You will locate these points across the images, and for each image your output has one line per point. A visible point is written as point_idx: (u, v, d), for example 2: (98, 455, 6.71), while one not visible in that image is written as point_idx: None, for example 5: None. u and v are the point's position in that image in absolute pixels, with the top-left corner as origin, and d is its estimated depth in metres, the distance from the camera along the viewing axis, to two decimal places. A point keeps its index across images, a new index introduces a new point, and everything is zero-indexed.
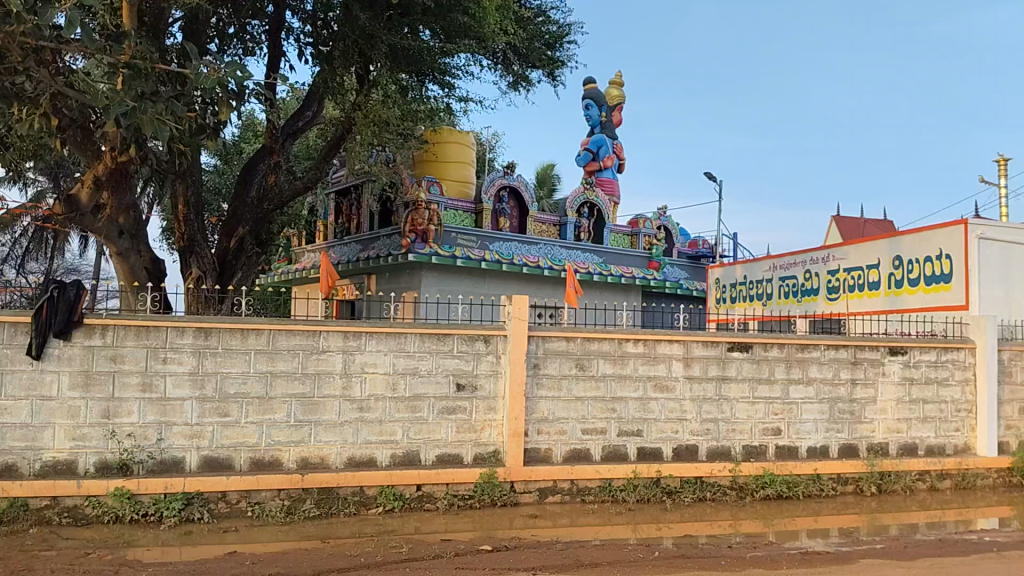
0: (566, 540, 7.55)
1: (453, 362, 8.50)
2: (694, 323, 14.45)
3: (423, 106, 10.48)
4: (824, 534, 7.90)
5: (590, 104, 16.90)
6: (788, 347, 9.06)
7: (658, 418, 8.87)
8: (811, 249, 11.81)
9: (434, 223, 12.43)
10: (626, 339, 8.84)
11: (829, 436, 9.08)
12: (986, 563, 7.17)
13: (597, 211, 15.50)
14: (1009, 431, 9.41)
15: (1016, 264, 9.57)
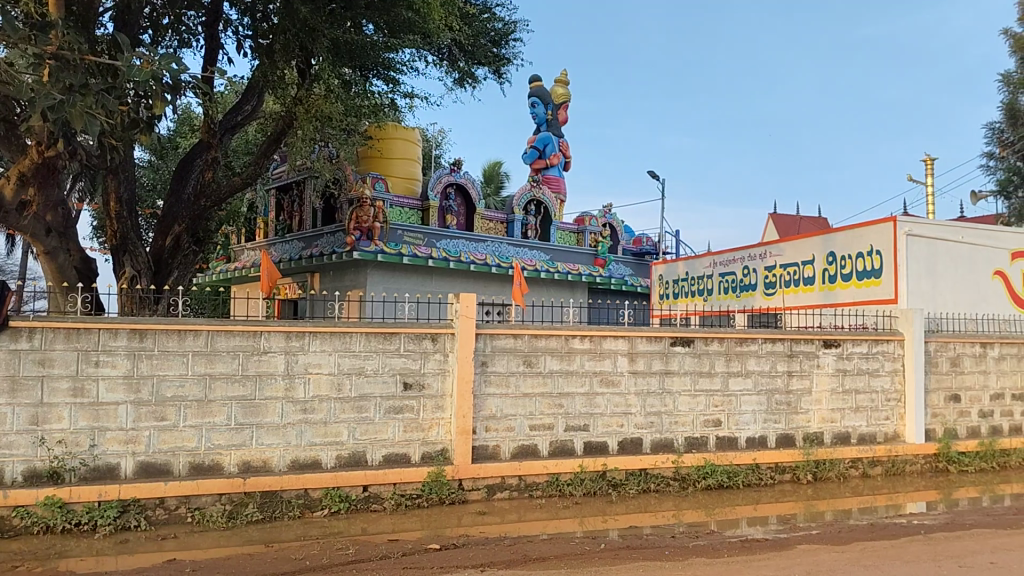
0: (513, 536, 7.58)
1: (400, 361, 8.43)
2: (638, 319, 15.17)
3: (366, 101, 10.43)
4: (763, 522, 8.15)
5: (535, 102, 16.98)
6: (728, 341, 9.29)
7: (604, 413, 8.99)
8: (749, 246, 12.14)
9: (379, 221, 12.28)
10: (573, 336, 8.92)
11: (767, 426, 9.35)
12: (913, 546, 7.54)
13: (542, 210, 15.58)
14: (935, 419, 9.83)
15: (942, 259, 10.00)
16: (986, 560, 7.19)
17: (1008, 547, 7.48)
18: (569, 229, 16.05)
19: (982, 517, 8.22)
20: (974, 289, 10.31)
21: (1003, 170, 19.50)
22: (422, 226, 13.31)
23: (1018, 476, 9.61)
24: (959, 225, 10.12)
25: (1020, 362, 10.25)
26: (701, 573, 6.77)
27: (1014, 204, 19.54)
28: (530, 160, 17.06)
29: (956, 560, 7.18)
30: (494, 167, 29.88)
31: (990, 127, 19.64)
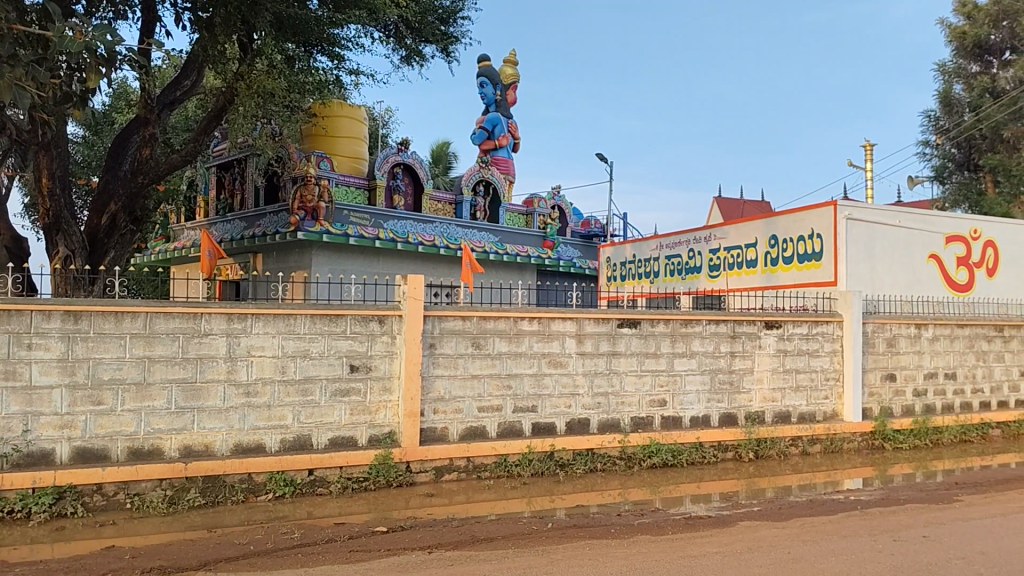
0: (461, 517, 7.57)
1: (346, 344, 8.32)
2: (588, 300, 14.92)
3: (310, 78, 10.26)
4: (706, 499, 8.30)
5: (485, 82, 16.85)
6: (673, 322, 9.39)
7: (552, 394, 9.02)
8: (694, 229, 12.32)
9: (325, 200, 12.07)
10: (521, 318, 8.91)
11: (710, 406, 9.52)
12: (850, 522, 7.77)
13: (492, 190, 15.53)
14: (872, 398, 10.11)
15: (879, 243, 10.27)
16: (919, 534, 7.45)
17: (939, 521, 7.76)
18: (519, 211, 16.01)
19: (916, 492, 8.49)
20: (909, 272, 10.59)
21: (937, 156, 19.94)
22: (369, 206, 13.15)
23: (949, 452, 9.96)
24: (897, 209, 10.39)
25: (953, 343, 10.58)
26: (646, 550, 6.88)
27: (948, 189, 20.11)
28: (479, 140, 16.95)
29: (891, 535, 7.42)
30: (444, 148, 29.63)
31: (927, 115, 20.17)
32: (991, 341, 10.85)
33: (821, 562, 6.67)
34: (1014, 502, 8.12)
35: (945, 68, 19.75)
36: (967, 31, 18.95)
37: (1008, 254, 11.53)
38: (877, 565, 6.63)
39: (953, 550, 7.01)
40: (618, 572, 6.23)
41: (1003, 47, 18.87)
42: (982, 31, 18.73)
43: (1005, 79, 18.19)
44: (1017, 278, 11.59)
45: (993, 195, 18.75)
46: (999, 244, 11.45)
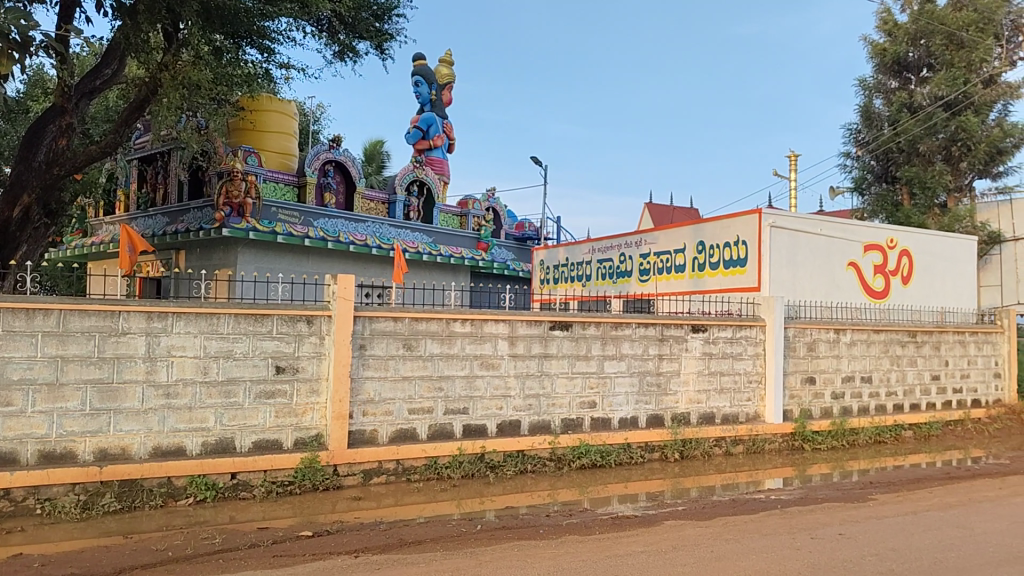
0: (389, 520, 7.47)
1: (272, 344, 8.12)
2: (519, 302, 14.72)
3: (238, 70, 10.05)
4: (633, 499, 8.41)
5: (419, 80, 16.66)
6: (604, 325, 9.51)
7: (484, 395, 9.00)
8: (625, 234, 12.55)
9: (252, 196, 11.81)
10: (454, 319, 8.85)
11: (638, 407, 9.66)
12: (770, 520, 8.00)
13: (426, 189, 15.54)
14: (792, 400, 10.44)
15: (801, 250, 10.62)
16: (835, 532, 7.72)
17: (854, 519, 8.05)
18: (453, 212, 16.02)
19: (833, 491, 8.77)
20: (829, 279, 10.97)
21: (857, 168, 20.70)
22: (299, 203, 12.95)
23: (864, 452, 10.35)
24: (818, 218, 10.77)
25: (869, 348, 11.00)
26: (574, 550, 6.92)
27: (868, 199, 20.86)
28: (412, 139, 16.89)
29: (809, 533, 7.67)
30: (377, 146, 29.28)
31: (849, 128, 20.82)
32: (905, 345, 11.33)
33: (742, 560, 6.83)
34: (924, 500, 8.47)
35: (867, 83, 20.42)
36: (888, 48, 19.66)
37: (922, 263, 12.06)
38: (795, 562, 6.83)
39: (867, 547, 7.28)
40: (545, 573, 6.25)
41: (920, 64, 19.61)
42: (901, 48, 19.45)
43: (920, 96, 18.84)
44: (930, 286, 12.12)
45: (908, 206, 19.54)
46: (914, 253, 11.97)
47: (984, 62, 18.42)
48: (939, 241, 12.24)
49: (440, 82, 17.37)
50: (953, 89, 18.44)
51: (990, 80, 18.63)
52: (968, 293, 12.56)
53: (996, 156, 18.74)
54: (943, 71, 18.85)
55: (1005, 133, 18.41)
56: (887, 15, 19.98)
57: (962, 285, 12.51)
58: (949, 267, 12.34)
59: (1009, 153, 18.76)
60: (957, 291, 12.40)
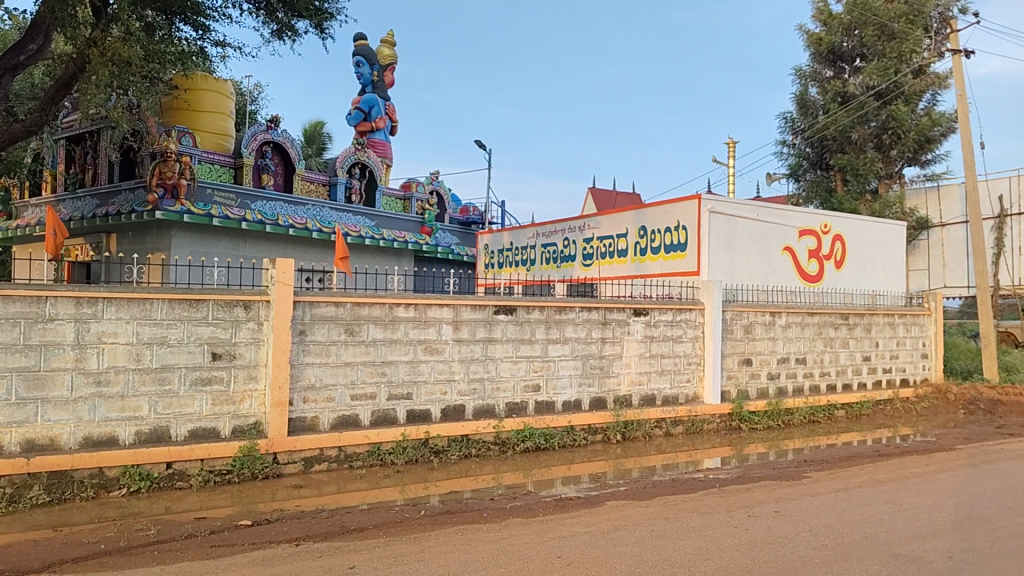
0: (330, 508, 7.36)
1: (207, 330, 7.89)
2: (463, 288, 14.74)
3: (171, 47, 9.64)
4: (576, 481, 8.49)
5: (360, 61, 16.51)
6: (548, 309, 9.55)
7: (427, 380, 8.93)
8: (569, 218, 12.64)
9: (186, 177, 11.52)
10: (397, 304, 8.73)
11: (581, 390, 9.75)
12: (708, 499, 8.18)
13: (369, 172, 15.41)
14: (730, 381, 10.69)
15: (738, 235, 10.88)
16: (772, 509, 7.93)
17: (790, 496, 8.28)
18: (397, 195, 15.89)
19: (769, 470, 9.00)
20: (764, 263, 11.27)
21: (794, 155, 21.20)
22: (236, 185, 12.67)
23: (799, 431, 10.66)
24: (755, 203, 11.05)
25: (803, 330, 11.32)
26: (518, 533, 6.96)
27: (803, 186, 21.47)
28: (355, 120, 16.65)
29: (747, 511, 7.87)
30: (317, 127, 28.71)
31: (785, 116, 21.34)
32: (838, 328, 11.69)
33: (682, 539, 6.96)
34: (856, 477, 8.75)
35: (803, 72, 20.95)
36: (823, 37, 20.16)
37: (854, 248, 12.49)
38: (732, 540, 6.99)
39: (802, 523, 7.51)
40: (489, 557, 6.25)
41: (853, 54, 20.19)
42: (835, 38, 19.99)
43: (853, 86, 19.40)
44: (860, 270, 12.56)
45: (841, 193, 20.19)
46: (846, 239, 12.39)
47: (914, 53, 19.11)
48: (870, 227, 12.68)
49: (382, 63, 17.18)
50: (884, 79, 19.05)
51: (920, 71, 19.28)
52: (897, 277, 13.05)
53: (924, 144, 19.48)
54: (876, 61, 19.41)
55: (933, 122, 19.02)
56: (822, 5, 20.47)
57: (892, 268, 12.98)
58: (879, 252, 12.82)
59: (937, 142, 19.44)
60: (886, 275, 12.87)
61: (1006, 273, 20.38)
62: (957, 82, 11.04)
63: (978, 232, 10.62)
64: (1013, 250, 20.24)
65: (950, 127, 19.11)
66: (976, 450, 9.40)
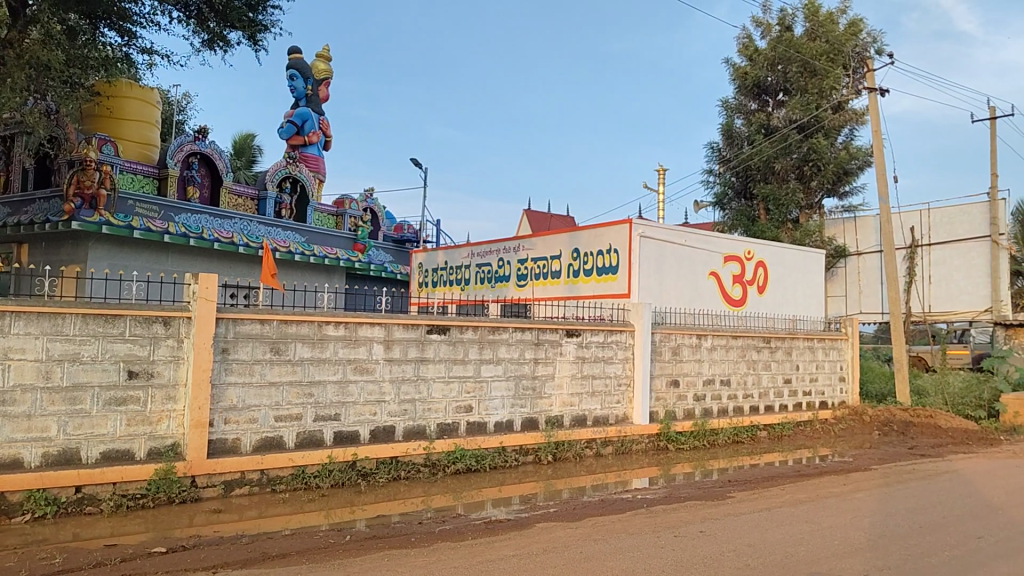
0: (251, 533, 7.07)
1: (124, 347, 7.52)
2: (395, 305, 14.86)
3: (95, 53, 9.35)
4: (506, 503, 8.43)
5: (295, 74, 16.46)
6: (481, 329, 9.52)
7: (356, 401, 8.72)
8: (504, 239, 12.71)
9: (106, 188, 11.10)
10: (326, 322, 8.53)
11: (513, 411, 9.74)
12: (635, 519, 8.25)
13: (300, 187, 15.35)
14: (658, 402, 10.87)
15: (666, 259, 11.20)
16: (697, 529, 8.06)
17: (714, 516, 8.43)
18: (330, 211, 15.93)
19: (695, 490, 9.14)
20: (691, 287, 11.58)
21: (720, 184, 21.87)
22: (159, 197, 12.42)
23: (723, 451, 10.89)
24: (683, 230, 11.42)
25: (728, 352, 11.62)
26: (446, 557, 6.84)
27: (728, 214, 22.17)
28: (286, 134, 16.47)
29: (673, 531, 7.97)
30: (247, 142, 28.21)
31: (710, 147, 22.08)
32: (760, 350, 12.04)
33: (610, 560, 6.99)
34: (777, 497, 8.96)
35: (729, 104, 21.70)
36: (749, 72, 21.01)
37: (776, 274, 12.96)
38: (659, 560, 7.06)
39: (726, 543, 7.64)
40: None
41: (776, 88, 21.08)
42: (760, 73, 20.84)
43: (777, 119, 20.31)
44: (783, 295, 13.06)
45: (763, 221, 20.97)
46: (769, 264, 12.86)
47: (833, 90, 20.08)
48: (792, 255, 13.23)
49: (316, 78, 17.16)
50: (806, 113, 19.98)
51: (839, 107, 20.21)
52: (817, 303, 13.59)
53: (842, 176, 20.42)
54: (798, 96, 20.35)
55: (851, 155, 20.07)
56: (747, 41, 21.33)
57: (813, 294, 13.52)
58: (801, 279, 13.34)
59: (853, 175, 20.47)
60: (807, 300, 13.40)
61: (916, 302, 21.34)
62: (874, 117, 11.63)
63: (891, 260, 11.06)
64: (924, 278, 21.21)
65: (865, 161, 20.29)
66: (890, 470, 9.79)
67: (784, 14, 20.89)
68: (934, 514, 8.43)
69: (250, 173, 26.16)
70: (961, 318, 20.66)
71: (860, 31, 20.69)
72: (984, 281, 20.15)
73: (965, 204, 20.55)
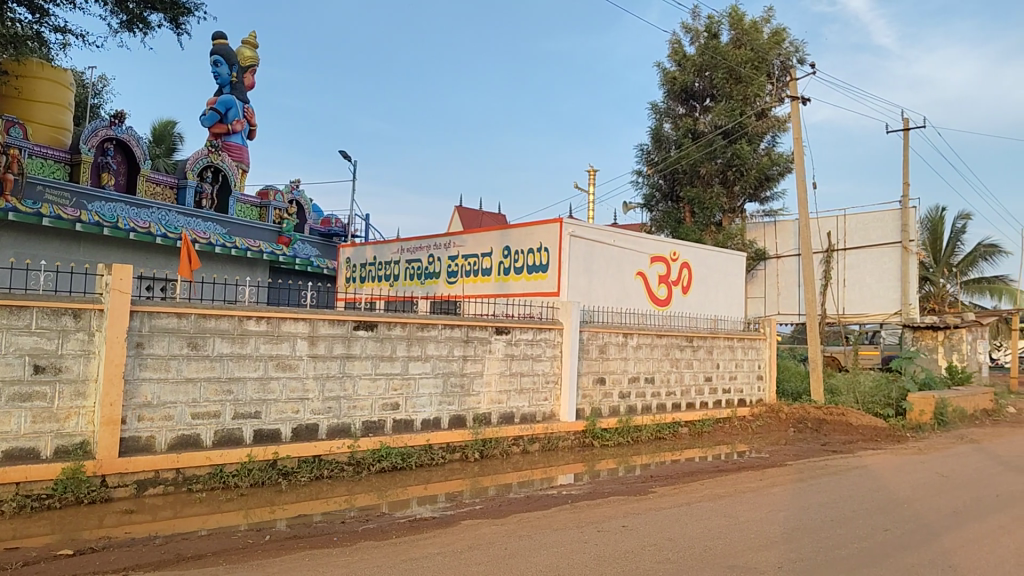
0: (165, 534, 6.74)
1: (29, 341, 7.03)
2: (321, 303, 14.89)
3: (2, 29, 8.88)
4: (432, 500, 8.34)
5: (218, 60, 16.26)
6: (410, 326, 9.46)
7: (278, 398, 8.51)
8: (435, 236, 12.74)
9: (13, 171, 10.82)
10: (247, 317, 8.28)
11: (441, 408, 9.71)
12: (560, 515, 8.31)
13: (222, 176, 15.33)
14: (584, 399, 11.02)
15: (595, 259, 11.45)
16: (620, 524, 8.18)
17: (636, 511, 8.57)
18: (253, 203, 15.76)
19: (618, 485, 9.27)
20: (618, 286, 11.88)
21: (648, 186, 22.39)
22: (71, 183, 12.03)
23: (646, 447, 11.10)
24: (612, 230, 11.69)
25: (652, 350, 11.87)
26: (370, 556, 6.71)
27: (655, 215, 22.69)
28: (208, 121, 16.38)
29: (596, 526, 8.06)
30: (168, 128, 27.30)
31: (641, 148, 22.43)
32: (683, 349, 12.35)
33: (534, 556, 7.01)
34: (697, 492, 9.19)
35: (658, 108, 22.13)
36: (678, 76, 21.39)
37: (698, 275, 13.47)
38: (582, 556, 7.12)
39: (647, 538, 7.77)
40: None
41: (704, 94, 21.58)
42: (688, 78, 21.29)
43: (703, 124, 20.74)
44: (704, 297, 13.62)
45: (688, 224, 21.61)
46: (691, 267, 13.34)
47: (758, 97, 20.76)
48: (714, 257, 13.82)
49: (241, 65, 17.07)
50: (730, 119, 20.47)
51: (762, 113, 20.87)
52: (735, 305, 14.10)
53: (763, 181, 21.24)
54: (724, 101, 20.80)
55: (771, 162, 20.78)
56: (677, 46, 21.76)
57: (732, 295, 14.09)
58: (719, 280, 13.92)
59: (775, 180, 21.29)
60: (725, 302, 13.99)
61: (831, 304, 22.49)
62: (795, 125, 12.03)
63: (809, 264, 11.42)
64: (839, 282, 22.32)
65: (785, 167, 21.07)
66: (804, 466, 10.15)
67: (712, 21, 21.34)
68: (845, 508, 8.77)
69: (171, 163, 25.25)
70: (872, 320, 21.62)
71: (783, 40, 21.33)
72: (893, 286, 21.12)
73: (878, 212, 21.54)
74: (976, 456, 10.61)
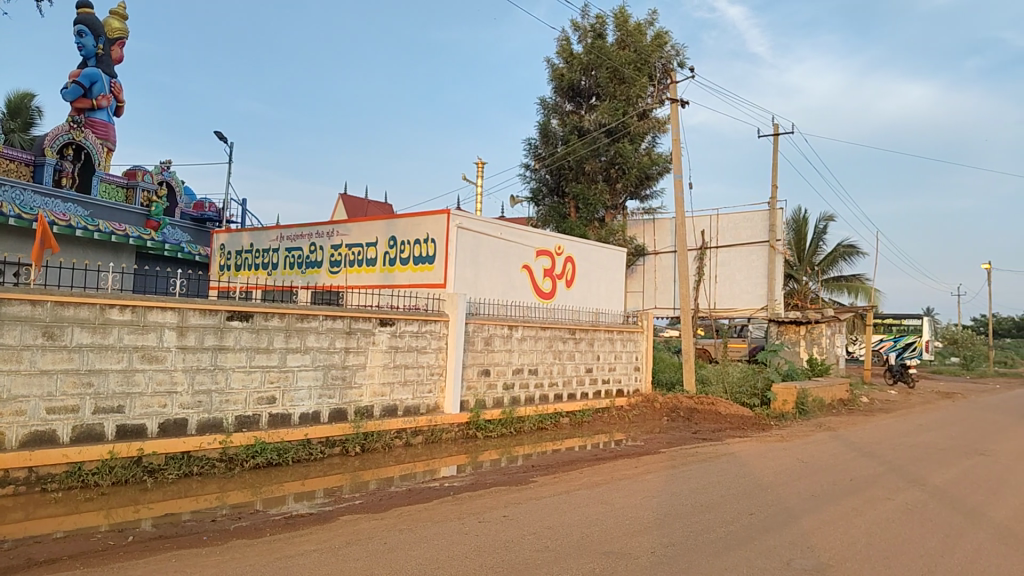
0: (13, 538, 6.21)
1: None
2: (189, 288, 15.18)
3: None
4: (310, 497, 8.13)
5: (83, 30, 15.23)
6: (288, 317, 9.23)
7: (143, 392, 8.03)
8: (318, 223, 12.47)
9: None
10: (110, 305, 7.76)
11: (320, 402, 9.52)
12: (442, 507, 8.33)
13: (84, 155, 14.65)
14: (469, 391, 11.13)
15: (481, 252, 11.62)
16: (500, 514, 8.29)
17: (517, 501, 8.70)
18: (119, 182, 15.04)
19: (500, 476, 9.39)
20: (503, 279, 12.12)
21: (535, 180, 22.87)
22: None
23: (528, 438, 11.30)
24: (498, 223, 11.92)
25: (536, 343, 12.16)
26: (242, 555, 6.45)
27: (541, 210, 23.18)
28: (71, 95, 15.43)
29: (477, 517, 8.13)
30: (22, 97, 25.29)
31: (529, 143, 22.81)
32: (566, 341, 12.72)
33: (413, 550, 6.97)
34: (576, 480, 9.44)
35: (546, 104, 22.50)
36: (565, 73, 21.74)
37: (579, 271, 13.93)
38: (462, 547, 7.15)
39: (527, 527, 7.92)
40: None
41: (590, 92, 22.09)
42: (575, 76, 21.67)
43: (588, 121, 21.16)
44: (586, 289, 14.18)
45: (573, 219, 22.11)
46: (574, 262, 13.78)
47: (639, 98, 21.38)
48: (595, 252, 14.36)
49: (109, 36, 16.08)
50: (614, 118, 21.02)
51: (644, 114, 21.59)
52: (610, 300, 14.65)
53: (644, 180, 22.09)
54: (607, 101, 21.36)
55: (652, 161, 21.59)
56: (565, 44, 22.13)
57: (610, 290, 14.69)
58: (598, 273, 14.47)
59: (655, 178, 22.20)
60: (603, 296, 14.54)
61: (704, 298, 23.64)
62: (673, 128, 12.57)
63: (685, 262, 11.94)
64: (710, 278, 23.49)
65: (665, 167, 21.94)
66: (676, 453, 10.65)
67: (599, 21, 21.80)
68: (714, 494, 9.24)
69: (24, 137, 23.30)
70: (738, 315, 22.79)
71: (665, 44, 22.13)
72: (759, 283, 22.38)
73: (748, 212, 22.83)
74: (832, 443, 11.45)
